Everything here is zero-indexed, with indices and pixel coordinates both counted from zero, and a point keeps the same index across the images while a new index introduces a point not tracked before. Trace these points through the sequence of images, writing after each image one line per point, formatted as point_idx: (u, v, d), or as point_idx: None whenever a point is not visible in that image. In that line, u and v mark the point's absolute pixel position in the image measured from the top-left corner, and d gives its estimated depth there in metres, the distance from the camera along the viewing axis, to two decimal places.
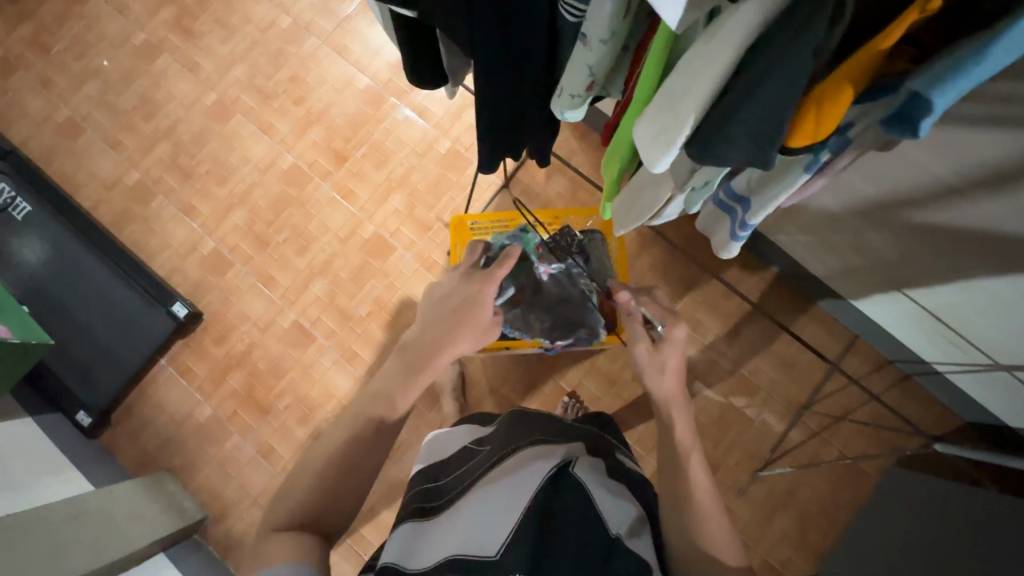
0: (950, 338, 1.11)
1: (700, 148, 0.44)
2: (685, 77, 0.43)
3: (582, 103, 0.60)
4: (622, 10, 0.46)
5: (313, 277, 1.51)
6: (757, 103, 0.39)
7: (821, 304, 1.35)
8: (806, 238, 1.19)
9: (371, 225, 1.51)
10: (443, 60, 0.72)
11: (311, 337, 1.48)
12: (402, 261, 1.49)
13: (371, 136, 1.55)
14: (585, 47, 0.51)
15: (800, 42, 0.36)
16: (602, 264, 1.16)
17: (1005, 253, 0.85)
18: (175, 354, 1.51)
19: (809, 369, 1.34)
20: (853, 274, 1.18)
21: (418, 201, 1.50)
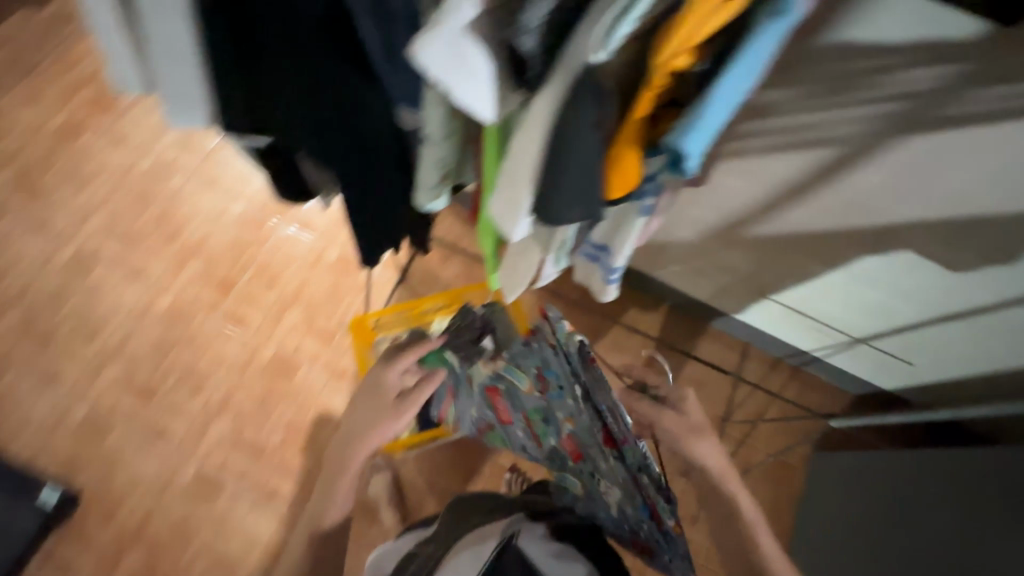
0: (816, 326, 1.28)
1: (543, 213, 0.51)
2: (512, 160, 0.50)
3: (442, 192, 0.65)
4: (452, 112, 0.54)
5: (214, 415, 1.39)
6: (570, 170, 0.47)
7: (712, 324, 1.48)
8: (680, 269, 1.34)
9: (270, 347, 1.44)
10: (310, 177, 0.79)
11: (221, 483, 1.33)
12: (310, 375, 1.42)
13: (256, 257, 1.52)
14: (430, 146, 0.57)
15: (585, 119, 0.44)
16: (506, 330, 1.24)
17: (824, 247, 1.03)
18: (50, 550, 1.27)
19: (719, 384, 1.44)
20: (726, 291, 1.33)
21: (317, 311, 1.47)
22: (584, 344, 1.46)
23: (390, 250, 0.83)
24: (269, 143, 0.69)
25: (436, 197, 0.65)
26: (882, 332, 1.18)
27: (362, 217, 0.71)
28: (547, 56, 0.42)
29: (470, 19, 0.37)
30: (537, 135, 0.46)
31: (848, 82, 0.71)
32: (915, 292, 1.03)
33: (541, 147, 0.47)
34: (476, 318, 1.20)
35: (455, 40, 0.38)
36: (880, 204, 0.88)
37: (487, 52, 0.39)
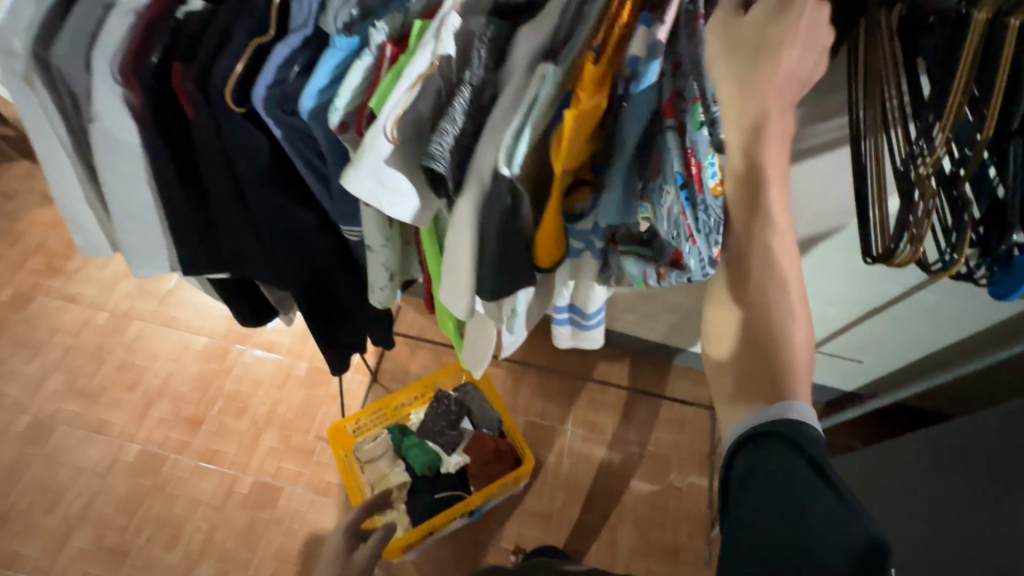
0: None
1: (492, 291, 0.60)
2: (451, 254, 0.59)
3: (393, 291, 0.72)
4: (386, 222, 0.63)
5: (195, 564, 1.31)
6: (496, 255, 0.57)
7: (677, 362, 1.55)
8: (633, 317, 1.42)
9: (248, 476, 1.40)
10: (269, 298, 0.85)
11: None
12: (294, 498, 1.38)
13: (223, 388, 1.51)
14: (373, 253, 0.65)
15: (499, 211, 0.54)
16: (483, 409, 1.28)
17: None
18: None
19: (697, 419, 1.49)
20: (680, 328, 1.41)
21: (292, 430, 1.46)
22: (562, 407, 1.50)
23: (356, 352, 0.89)
24: (228, 275, 0.78)
25: (390, 297, 0.73)
26: (826, 338, 1.26)
27: (319, 324, 0.77)
28: (458, 171, 0.52)
29: (388, 152, 0.51)
30: (465, 233, 0.56)
31: None
32: (839, 296, 1.13)
33: (471, 239, 0.56)
34: (449, 403, 1.27)
35: (377, 167, 0.52)
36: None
37: (403, 174, 0.54)
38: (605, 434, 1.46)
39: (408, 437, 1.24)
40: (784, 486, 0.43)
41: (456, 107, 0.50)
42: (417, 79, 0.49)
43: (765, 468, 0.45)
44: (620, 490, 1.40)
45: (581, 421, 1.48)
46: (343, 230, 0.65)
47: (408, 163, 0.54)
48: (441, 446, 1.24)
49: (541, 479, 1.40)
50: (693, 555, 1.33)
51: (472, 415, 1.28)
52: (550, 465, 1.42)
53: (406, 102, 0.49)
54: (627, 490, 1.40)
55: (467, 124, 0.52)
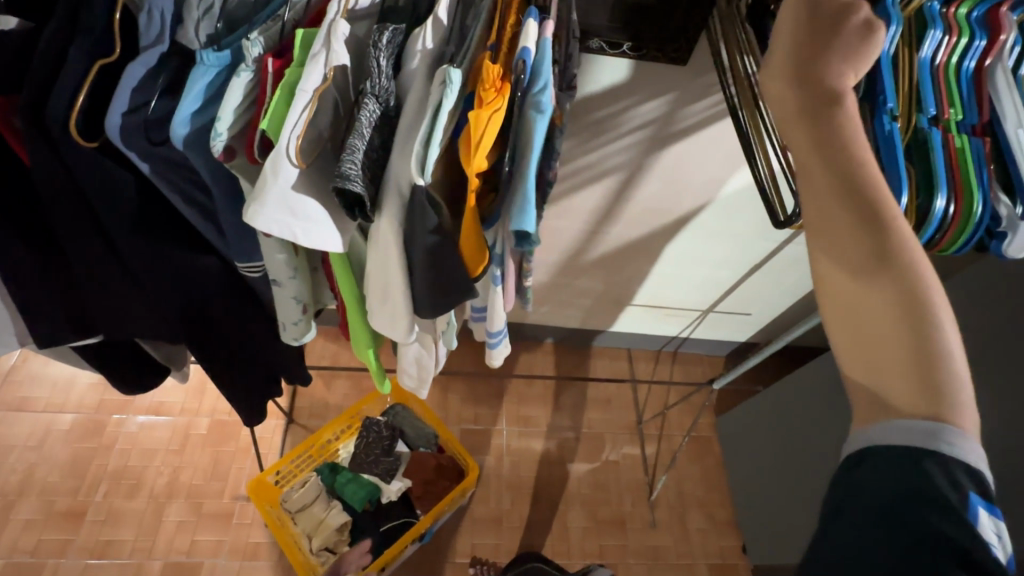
0: (670, 312, 1.47)
1: (433, 309, 0.58)
2: (381, 273, 0.56)
3: (308, 324, 0.66)
4: (293, 252, 0.58)
5: None
6: (420, 266, 0.54)
7: (595, 344, 1.61)
8: (548, 307, 1.46)
9: (156, 560, 1.22)
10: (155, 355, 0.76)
11: None
12: (218, 570, 1.23)
13: (106, 468, 1.30)
14: (281, 287, 0.59)
15: (423, 227, 0.51)
16: (416, 426, 1.24)
17: (647, 248, 1.23)
18: None
19: (622, 394, 1.56)
20: (594, 311, 1.47)
21: (202, 497, 1.29)
22: (495, 409, 1.49)
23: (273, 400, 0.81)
24: (100, 338, 0.69)
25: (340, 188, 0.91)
26: (720, 296, 1.39)
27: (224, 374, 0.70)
28: (373, 187, 0.50)
29: (295, 178, 0.47)
30: (391, 248, 0.53)
31: (603, 126, 0.91)
32: (725, 259, 1.26)
33: (400, 256, 0.54)
34: (379, 428, 1.22)
35: (282, 196, 0.47)
36: (670, 200, 1.08)
37: (311, 196, 0.49)
38: (540, 425, 1.49)
39: (341, 474, 1.17)
40: (877, 505, 0.36)
41: (364, 121, 0.47)
42: (319, 94, 0.46)
43: (872, 474, 0.38)
44: (564, 477, 1.43)
45: (514, 418, 1.49)
46: (240, 267, 0.59)
47: (319, 187, 0.50)
48: (378, 475, 1.17)
49: (486, 484, 1.39)
50: (639, 521, 1.40)
51: (407, 435, 1.24)
52: (492, 469, 1.41)
53: (304, 121, 0.45)
54: (571, 475, 1.43)
55: (376, 137, 0.49)
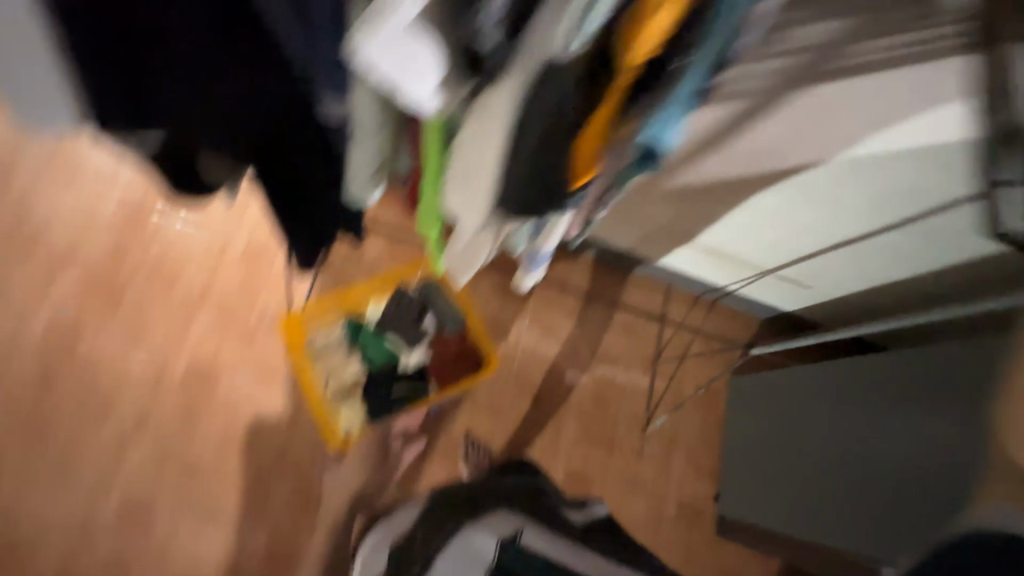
0: (729, 263, 1.37)
1: (519, 207, 0.52)
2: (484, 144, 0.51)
3: (376, 184, 0.71)
4: None
5: (126, 448, 1.25)
6: (524, 160, 0.48)
7: (638, 270, 1.55)
8: (606, 218, 1.35)
9: (181, 359, 1.30)
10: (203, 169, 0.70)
11: (151, 517, 1.23)
12: (235, 383, 1.31)
13: (143, 262, 1.34)
14: (358, 151, 0.63)
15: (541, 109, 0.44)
16: (448, 307, 1.22)
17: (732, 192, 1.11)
18: None
19: (647, 326, 1.53)
20: (650, 238, 1.38)
21: (229, 313, 1.34)
22: (527, 308, 1.48)
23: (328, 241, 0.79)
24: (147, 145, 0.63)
25: None
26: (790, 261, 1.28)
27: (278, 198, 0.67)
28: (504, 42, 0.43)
29: (415, 13, 0.39)
30: (500, 122, 0.48)
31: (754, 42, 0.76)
32: (812, 225, 1.14)
33: (506, 131, 0.48)
34: (412, 299, 1.21)
35: (394, 32, 0.39)
36: (798, 141, 0.91)
37: (423, 39, 0.41)
38: (560, 334, 1.48)
39: (365, 331, 1.20)
40: None
41: None
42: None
43: None
44: (569, 389, 1.45)
45: (537, 322, 1.48)
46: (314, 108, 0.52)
47: (435, 32, 0.42)
48: (402, 342, 1.21)
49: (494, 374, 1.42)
50: (628, 448, 1.45)
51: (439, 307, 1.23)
52: (504, 362, 1.44)
53: None
54: (576, 389, 1.46)
55: None
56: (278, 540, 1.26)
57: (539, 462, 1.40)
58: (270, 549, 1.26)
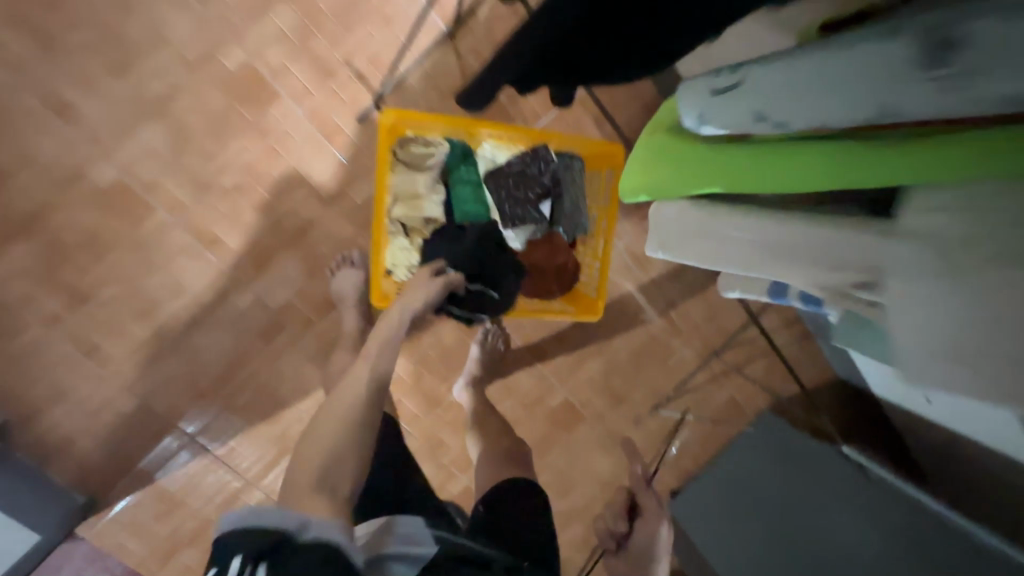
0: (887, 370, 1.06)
1: None
2: None
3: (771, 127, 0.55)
4: None
5: (12, 234, 1.02)
6: None
7: (649, 324, 1.37)
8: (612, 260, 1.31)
9: (110, 169, 1.03)
10: None
11: (21, 320, 1.06)
12: (167, 228, 1.08)
13: (97, 11, 0.97)
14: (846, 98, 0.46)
15: None
16: (576, 207, 0.89)
17: None
18: None
19: (623, 385, 1.38)
20: None
21: (190, 142, 1.05)
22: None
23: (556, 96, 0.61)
24: None
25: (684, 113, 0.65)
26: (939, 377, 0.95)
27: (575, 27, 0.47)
28: None
29: None
30: None
31: None
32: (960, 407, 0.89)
33: None
34: (546, 169, 0.86)
35: None
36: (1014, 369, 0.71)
37: None
38: (534, 349, 1.32)
39: (468, 172, 0.89)
40: None
41: None
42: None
43: None
44: (513, 411, 1.33)
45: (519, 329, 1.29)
46: None
47: None
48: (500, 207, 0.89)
49: (446, 360, 1.27)
50: None
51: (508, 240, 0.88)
52: (463, 350, 1.28)
53: None
54: (521, 414, 1.33)
55: None
56: (160, 401, 1.16)
57: (446, 465, 1.31)
58: (144, 408, 1.16)
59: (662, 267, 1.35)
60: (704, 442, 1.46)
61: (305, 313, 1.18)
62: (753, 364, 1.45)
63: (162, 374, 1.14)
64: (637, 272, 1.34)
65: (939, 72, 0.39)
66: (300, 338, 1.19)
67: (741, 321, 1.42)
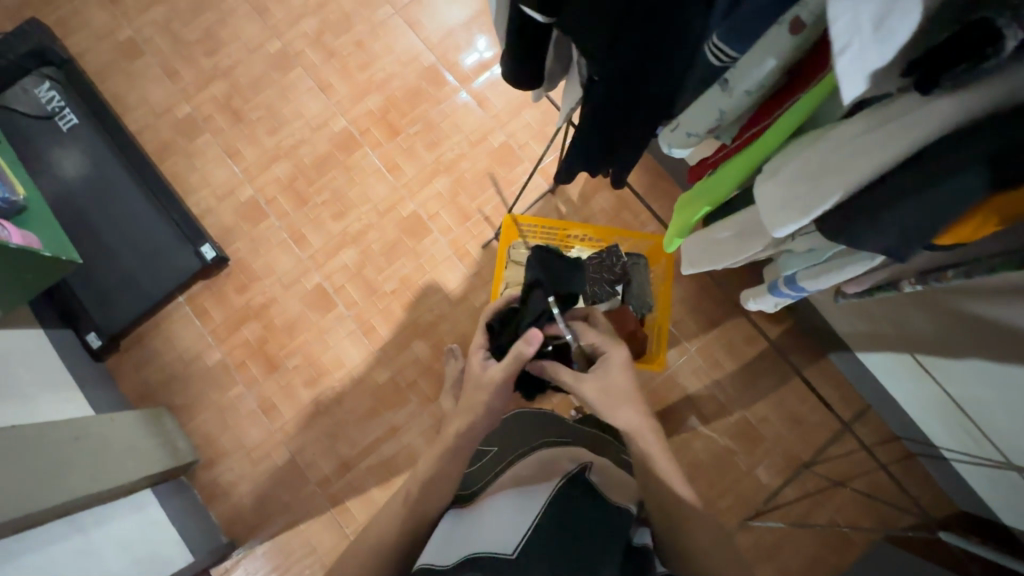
0: (967, 428, 1.12)
1: (839, 226, 0.42)
2: (848, 150, 0.42)
3: (693, 142, 0.62)
4: (777, 70, 0.49)
5: (247, 318, 1.50)
6: (866, 200, 0.39)
7: (727, 429, 1.44)
8: (685, 364, 1.47)
9: (317, 276, 1.51)
10: (546, 64, 0.74)
11: (233, 379, 1.47)
12: (341, 319, 1.49)
13: (334, 183, 1.56)
14: (725, 93, 0.53)
15: (943, 186, 0.34)
16: (643, 291, 1.17)
17: (966, 325, 0.94)
18: (107, 366, 1.46)
19: (705, 491, 1.40)
20: (861, 337, 1.28)
21: (369, 260, 1.52)
22: None
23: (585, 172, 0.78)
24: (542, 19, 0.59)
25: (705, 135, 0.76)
26: None
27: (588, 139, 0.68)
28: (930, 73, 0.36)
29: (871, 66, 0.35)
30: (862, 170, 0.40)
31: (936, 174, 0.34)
32: (1002, 432, 1.01)
33: (900, 121, 0.38)
34: (618, 262, 1.14)
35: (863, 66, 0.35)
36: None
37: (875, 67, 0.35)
38: None
39: None
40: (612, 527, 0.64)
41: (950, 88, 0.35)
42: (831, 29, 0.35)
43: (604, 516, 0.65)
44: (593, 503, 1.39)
45: None
46: (709, 45, 0.47)
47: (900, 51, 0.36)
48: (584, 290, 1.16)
49: None
50: None
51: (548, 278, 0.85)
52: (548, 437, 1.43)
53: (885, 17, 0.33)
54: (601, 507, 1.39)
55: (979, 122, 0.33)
56: (304, 456, 1.43)
57: None
58: (291, 461, 1.43)
59: (736, 375, 1.46)
60: (807, 572, 1.35)
61: (424, 391, 1.45)
62: (851, 483, 1.39)
63: (310, 434, 1.43)
64: (710, 377, 1.47)
65: (765, 45, 0.47)
66: (418, 413, 1.44)
67: (829, 435, 1.42)
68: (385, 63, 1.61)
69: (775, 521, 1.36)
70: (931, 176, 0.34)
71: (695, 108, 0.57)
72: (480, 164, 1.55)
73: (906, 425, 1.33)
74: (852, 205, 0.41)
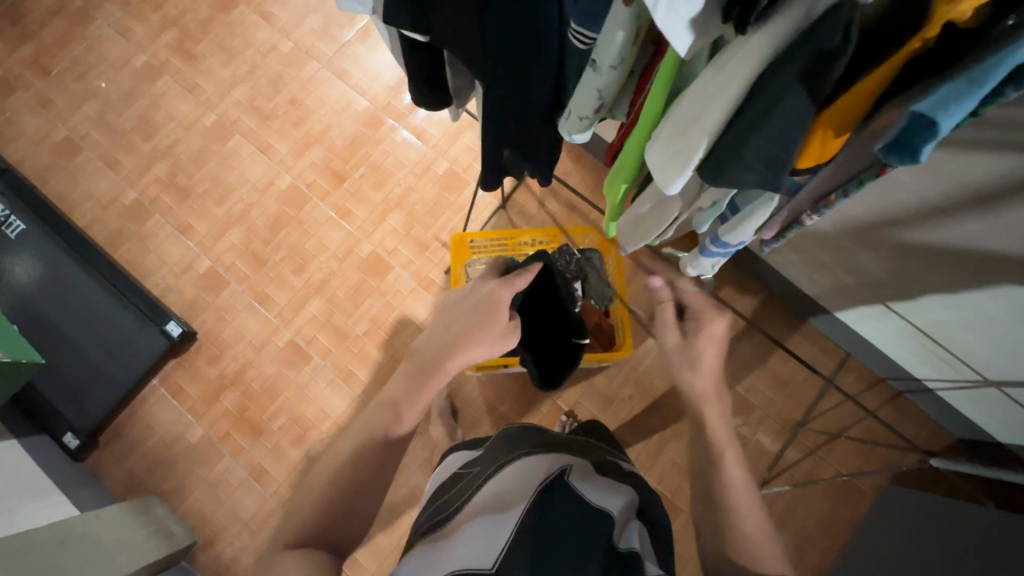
0: (940, 355, 1.15)
1: (713, 171, 0.48)
2: (697, 105, 0.47)
3: (589, 125, 0.64)
4: (632, 39, 0.51)
5: (224, 387, 1.48)
6: (730, 143, 0.46)
7: None
8: None
9: (287, 332, 1.51)
10: (450, 82, 0.77)
11: (218, 452, 1.44)
12: (319, 370, 1.48)
13: (290, 239, 1.57)
14: (596, 72, 0.55)
15: (783, 114, 0.42)
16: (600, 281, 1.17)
17: (909, 253, 0.97)
18: (87, 464, 1.43)
19: None
20: (829, 295, 1.29)
21: (336, 307, 1.52)
22: (588, 399, 1.42)
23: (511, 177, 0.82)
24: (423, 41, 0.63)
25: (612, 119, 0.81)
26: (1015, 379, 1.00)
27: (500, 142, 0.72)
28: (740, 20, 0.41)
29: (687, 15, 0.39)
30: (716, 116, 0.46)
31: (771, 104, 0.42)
32: (973, 348, 1.04)
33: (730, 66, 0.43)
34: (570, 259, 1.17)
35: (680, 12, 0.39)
36: (996, 244, 0.81)
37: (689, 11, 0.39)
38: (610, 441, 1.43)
39: None
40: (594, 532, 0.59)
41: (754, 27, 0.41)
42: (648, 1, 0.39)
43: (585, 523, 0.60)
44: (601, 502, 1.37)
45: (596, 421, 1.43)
46: (571, 32, 0.54)
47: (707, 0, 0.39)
48: None
49: None
50: None
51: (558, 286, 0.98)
52: None
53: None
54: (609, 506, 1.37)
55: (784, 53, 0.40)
56: None
57: None
58: None
59: None
60: (826, 530, 1.34)
61: None
62: (849, 433, 1.39)
63: None
64: None
65: (612, 19, 0.49)
66: (411, 449, 1.42)
67: (817, 391, 1.43)
68: (321, 115, 1.65)
69: (784, 485, 1.36)
70: (772, 108, 0.42)
71: (579, 92, 0.60)
72: (429, 194, 1.58)
73: (886, 365, 1.35)
74: (723, 146, 0.46)
